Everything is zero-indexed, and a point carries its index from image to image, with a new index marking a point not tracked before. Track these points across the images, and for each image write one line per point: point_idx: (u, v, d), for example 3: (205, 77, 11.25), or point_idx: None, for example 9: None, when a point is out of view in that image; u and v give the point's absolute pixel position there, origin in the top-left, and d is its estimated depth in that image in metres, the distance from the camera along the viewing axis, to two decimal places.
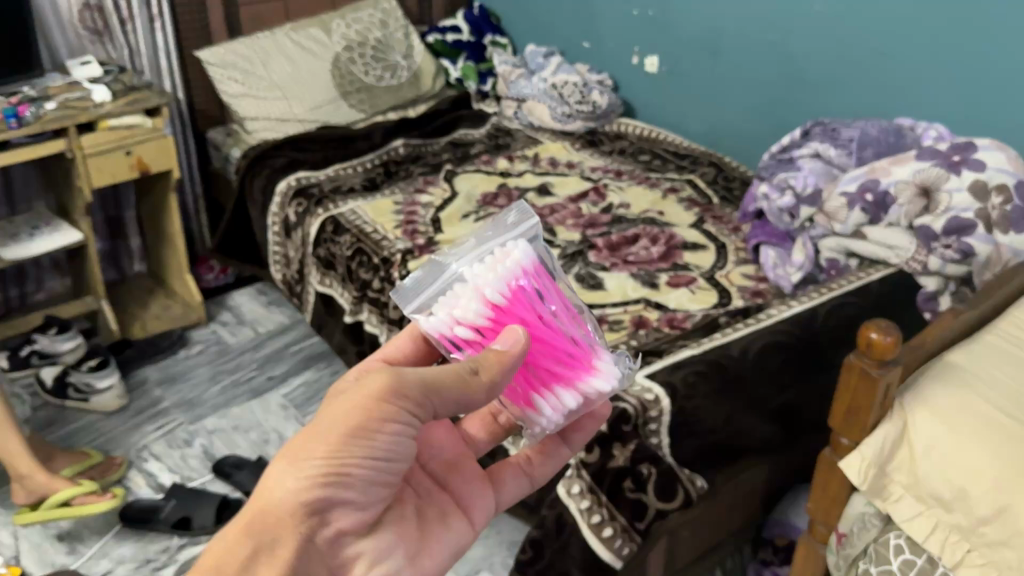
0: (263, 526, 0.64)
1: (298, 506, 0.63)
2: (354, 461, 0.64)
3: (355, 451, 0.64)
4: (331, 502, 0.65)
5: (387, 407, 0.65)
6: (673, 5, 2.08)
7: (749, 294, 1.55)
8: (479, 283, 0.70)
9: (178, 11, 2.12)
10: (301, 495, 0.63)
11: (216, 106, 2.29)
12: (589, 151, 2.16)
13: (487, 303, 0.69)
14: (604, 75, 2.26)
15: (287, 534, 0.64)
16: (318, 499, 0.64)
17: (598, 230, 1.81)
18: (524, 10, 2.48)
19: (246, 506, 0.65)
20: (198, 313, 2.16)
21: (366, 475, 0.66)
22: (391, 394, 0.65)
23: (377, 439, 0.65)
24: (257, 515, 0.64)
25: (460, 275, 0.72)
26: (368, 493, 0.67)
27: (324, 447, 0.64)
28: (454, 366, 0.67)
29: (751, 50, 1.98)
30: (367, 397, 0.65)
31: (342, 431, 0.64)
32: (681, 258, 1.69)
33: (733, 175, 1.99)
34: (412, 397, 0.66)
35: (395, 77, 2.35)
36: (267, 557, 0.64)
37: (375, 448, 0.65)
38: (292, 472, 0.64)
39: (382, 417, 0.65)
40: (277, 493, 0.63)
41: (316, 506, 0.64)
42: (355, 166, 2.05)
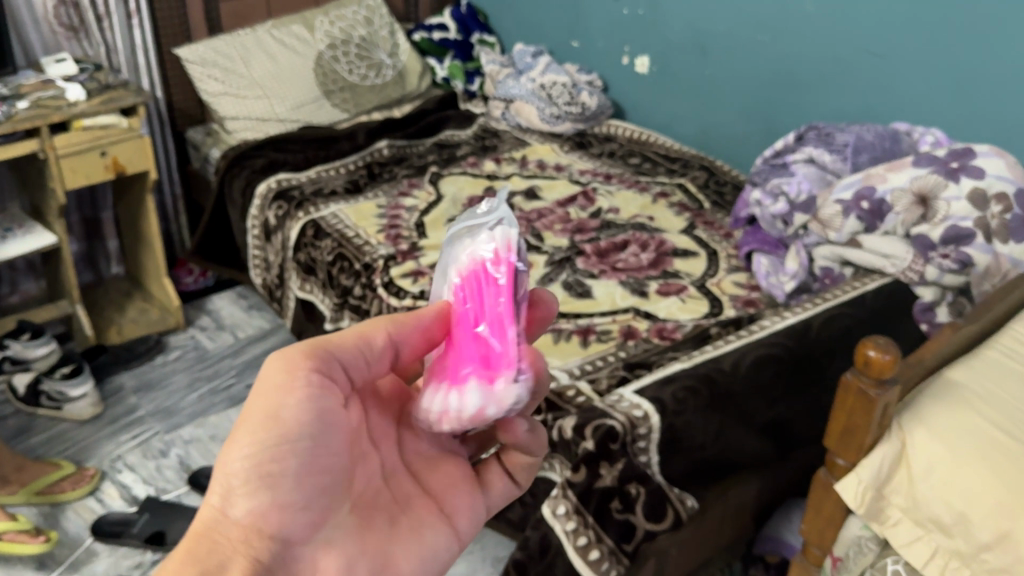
0: (205, 547, 0.62)
1: (235, 520, 0.63)
2: (273, 455, 0.64)
3: (268, 438, 0.64)
4: (264, 500, 0.64)
5: (292, 385, 0.66)
6: (664, 5, 2.03)
7: (741, 303, 1.51)
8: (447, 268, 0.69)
9: (156, 7, 2.06)
10: (234, 507, 0.63)
11: (196, 105, 2.24)
12: (578, 153, 2.12)
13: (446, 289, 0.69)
14: (593, 75, 2.22)
15: (231, 549, 0.62)
16: (247, 499, 0.63)
17: (586, 236, 1.76)
18: (512, 8, 2.43)
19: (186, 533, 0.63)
20: (176, 318, 2.11)
21: (294, 466, 0.65)
22: (296, 373, 0.66)
23: (290, 420, 0.65)
24: (196, 542, 0.62)
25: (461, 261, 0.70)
26: (303, 487, 0.65)
27: (241, 443, 0.64)
28: (363, 335, 0.70)
29: (743, 51, 1.93)
30: (270, 384, 0.66)
31: (258, 427, 0.64)
32: (671, 265, 1.65)
33: (725, 179, 1.94)
34: (314, 372, 0.67)
35: (381, 76, 2.30)
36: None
37: (295, 438, 0.65)
38: (219, 479, 0.64)
39: (291, 398, 0.65)
40: (212, 507, 0.64)
41: (255, 519, 0.63)
42: (338, 168, 2.00)
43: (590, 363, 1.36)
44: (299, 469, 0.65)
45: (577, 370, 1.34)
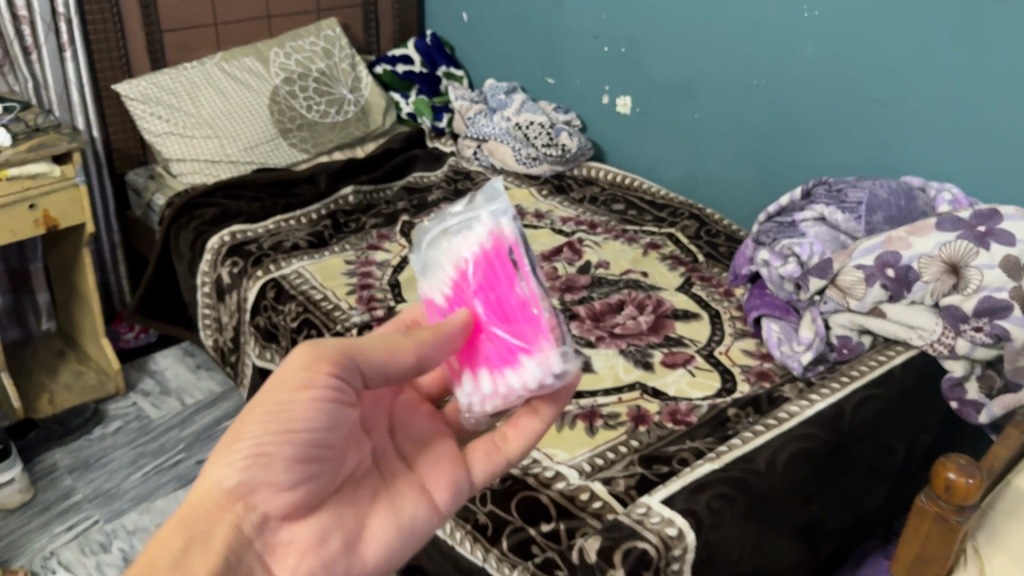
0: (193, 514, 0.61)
1: (223, 491, 0.61)
2: (274, 440, 0.60)
3: (268, 425, 0.60)
4: (254, 478, 0.61)
5: (305, 376, 0.61)
6: (648, 43, 1.91)
7: (755, 376, 1.39)
8: (456, 255, 0.67)
9: (91, 39, 1.86)
10: (225, 479, 0.61)
11: (137, 145, 2.04)
12: (558, 199, 1.98)
13: (457, 274, 0.67)
14: (571, 114, 2.09)
15: (213, 519, 0.60)
16: (237, 473, 0.61)
17: (576, 295, 1.62)
18: (480, 40, 2.29)
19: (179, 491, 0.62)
20: (116, 382, 1.90)
21: (288, 454, 0.61)
22: (313, 363, 0.62)
23: (296, 412, 0.61)
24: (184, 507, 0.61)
25: (440, 238, 0.69)
26: (292, 473, 0.61)
27: (243, 419, 0.61)
28: (387, 335, 0.66)
29: (734, 93, 1.81)
30: (284, 368, 0.61)
31: (265, 406, 0.61)
32: (673, 329, 1.52)
33: (717, 229, 1.83)
34: (332, 365, 0.62)
35: (342, 113, 2.13)
36: (198, 550, 0.60)
37: (300, 425, 0.61)
38: (217, 448, 0.61)
39: (298, 388, 0.61)
40: (202, 474, 0.61)
41: (240, 491, 0.61)
42: (298, 218, 1.82)
43: (600, 456, 1.20)
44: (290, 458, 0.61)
45: (587, 466, 1.19)
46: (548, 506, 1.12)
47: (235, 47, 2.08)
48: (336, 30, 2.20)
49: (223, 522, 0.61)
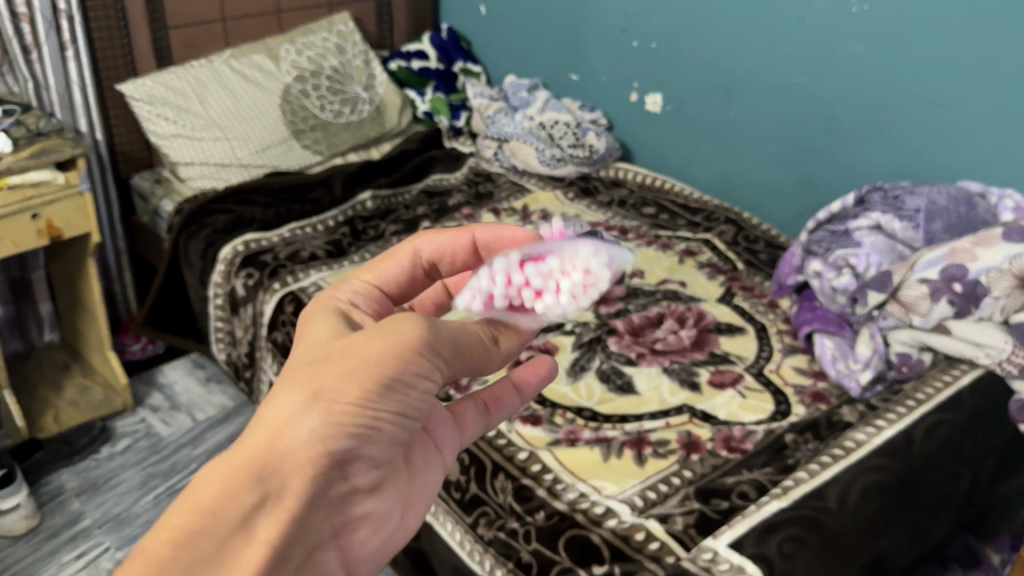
0: (272, 471, 0.56)
1: (320, 453, 0.58)
2: (385, 412, 0.60)
3: (382, 403, 0.60)
4: (349, 450, 0.59)
5: (426, 360, 0.62)
6: (680, 38, 1.82)
7: (810, 397, 1.31)
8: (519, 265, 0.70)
9: (93, 36, 1.76)
10: (322, 441, 0.58)
11: (143, 147, 1.94)
12: (585, 203, 1.89)
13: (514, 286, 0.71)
14: (597, 113, 2.00)
15: (292, 478, 0.57)
16: (338, 445, 0.58)
17: (612, 307, 1.53)
18: (498, 34, 2.19)
19: (249, 441, 0.57)
20: (124, 398, 1.81)
21: (385, 431, 0.61)
22: (429, 346, 0.62)
23: (412, 394, 0.62)
24: (271, 457, 0.56)
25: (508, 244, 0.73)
26: (384, 449, 0.63)
27: (358, 387, 0.59)
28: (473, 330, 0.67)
29: (773, 92, 1.72)
30: (407, 343, 0.61)
31: (368, 371, 0.59)
32: (717, 345, 1.43)
33: (754, 235, 1.74)
34: (441, 354, 0.63)
35: (355, 112, 2.04)
36: (271, 510, 0.57)
37: (406, 402, 0.62)
38: (317, 410, 0.58)
39: (416, 374, 0.61)
40: (295, 433, 0.57)
41: (337, 456, 0.59)
42: (315, 225, 1.73)
43: (653, 489, 1.11)
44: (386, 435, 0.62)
45: (638, 500, 1.10)
46: (601, 546, 1.02)
47: (243, 44, 1.98)
48: (348, 26, 2.11)
49: (302, 484, 0.58)
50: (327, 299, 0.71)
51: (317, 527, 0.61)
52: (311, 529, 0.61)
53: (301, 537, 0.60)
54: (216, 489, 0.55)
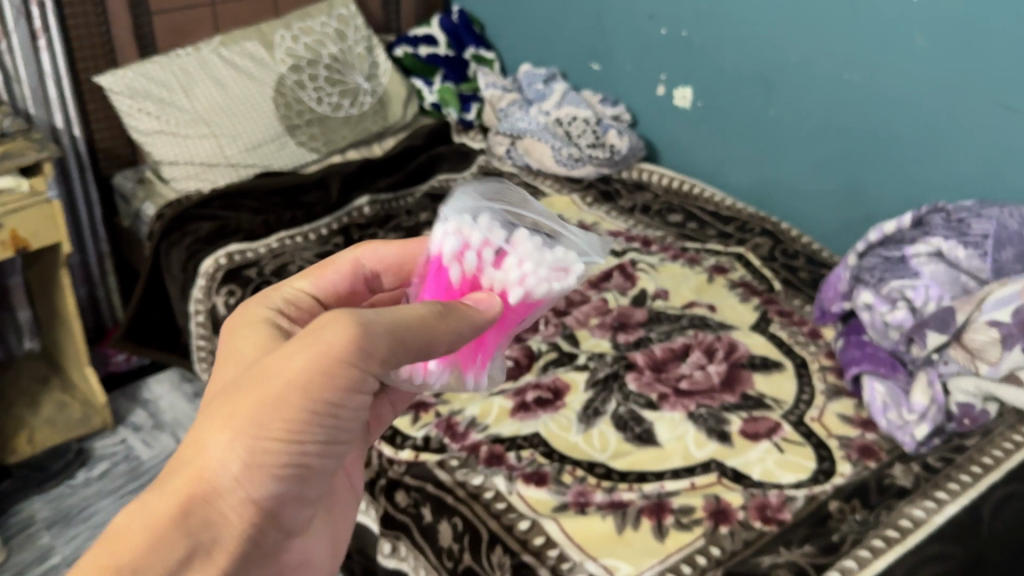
0: (197, 525, 0.54)
1: (244, 499, 0.55)
2: (311, 443, 0.56)
3: (303, 434, 0.55)
4: (274, 491, 0.56)
5: (357, 378, 0.55)
6: (715, 27, 1.63)
7: (857, 453, 1.14)
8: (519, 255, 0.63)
9: (67, 23, 1.60)
10: (246, 488, 0.54)
11: (125, 143, 1.79)
12: (605, 210, 1.72)
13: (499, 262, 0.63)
14: (620, 107, 1.82)
15: (222, 527, 0.55)
16: (261, 487, 0.55)
17: (632, 335, 1.36)
18: (514, 17, 2.01)
19: (170, 486, 0.54)
20: (104, 416, 1.68)
21: (315, 463, 0.57)
22: (358, 356, 0.55)
23: (341, 416, 0.56)
24: (196, 504, 0.54)
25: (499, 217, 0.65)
26: (316, 480, 0.59)
27: (281, 422, 0.54)
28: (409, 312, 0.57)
29: (818, 89, 1.53)
30: (331, 362, 0.54)
31: (292, 403, 0.54)
32: (751, 385, 1.27)
33: (793, 250, 1.57)
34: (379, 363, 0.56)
35: (357, 106, 1.87)
36: (200, 563, 0.55)
37: (335, 427, 0.57)
38: (235, 451, 0.53)
39: (341, 390, 0.55)
40: (220, 476, 0.54)
41: (264, 503, 0.56)
42: (306, 234, 1.58)
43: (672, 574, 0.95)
44: (315, 467, 0.57)
45: None
46: None
47: (235, 29, 1.82)
48: (351, 8, 1.93)
49: (234, 530, 0.56)
50: (254, 310, 0.65)
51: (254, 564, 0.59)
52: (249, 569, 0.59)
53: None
54: (143, 538, 0.52)
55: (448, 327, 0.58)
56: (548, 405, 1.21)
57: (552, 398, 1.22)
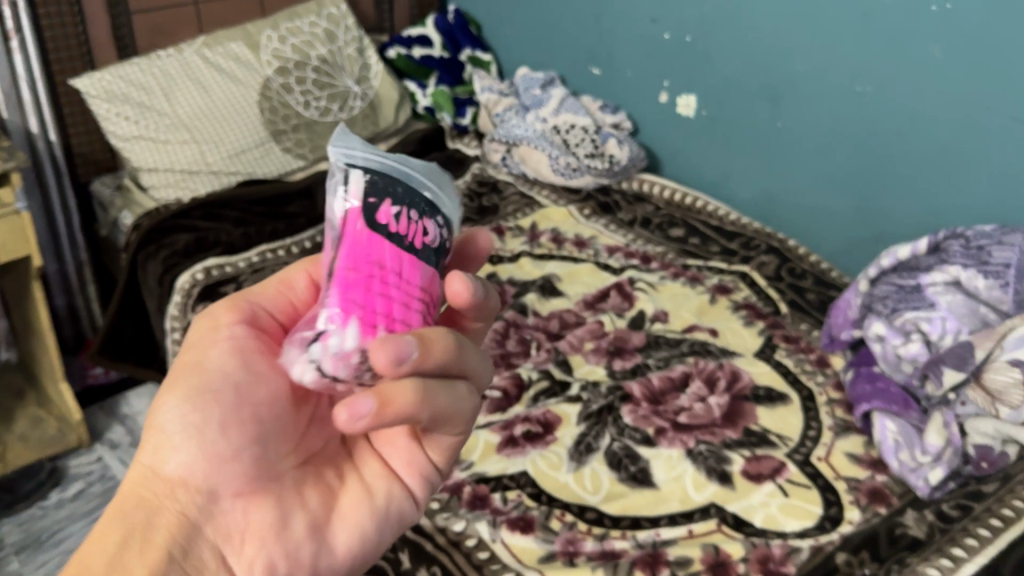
0: (134, 503, 0.61)
1: (168, 476, 0.62)
2: (194, 403, 0.62)
3: (190, 388, 0.62)
4: (184, 453, 0.62)
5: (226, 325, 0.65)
6: (721, 32, 1.55)
7: (867, 498, 1.07)
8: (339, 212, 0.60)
9: (41, 23, 1.53)
10: (163, 464, 0.62)
11: (104, 147, 1.72)
12: (603, 223, 1.64)
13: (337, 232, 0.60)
14: (621, 115, 1.74)
15: (160, 510, 0.61)
16: (170, 450, 0.62)
17: (629, 361, 1.29)
18: (512, 18, 1.93)
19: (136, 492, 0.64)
20: (79, 434, 1.61)
21: (214, 414, 0.61)
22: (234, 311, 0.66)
23: (210, 365, 0.63)
24: (132, 493, 0.62)
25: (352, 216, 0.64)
26: (228, 436, 0.61)
27: (169, 392, 0.63)
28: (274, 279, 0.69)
29: (827, 100, 1.45)
30: (210, 324, 0.65)
31: (177, 379, 0.63)
32: (754, 419, 1.20)
33: (801, 269, 1.49)
34: (251, 314, 0.66)
35: (346, 110, 1.80)
36: (139, 542, 0.59)
37: (208, 379, 0.62)
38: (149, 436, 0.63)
39: (213, 337, 0.64)
40: (143, 460, 0.63)
41: (183, 474, 0.61)
42: (289, 247, 1.50)
43: None
44: (220, 420, 0.61)
45: None
46: None
47: (220, 29, 1.74)
48: (342, 7, 1.85)
49: (174, 507, 0.61)
50: None
51: (217, 553, 0.61)
52: (205, 555, 0.61)
53: (188, 563, 0.60)
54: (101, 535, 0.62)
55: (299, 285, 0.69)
56: (536, 439, 1.14)
57: (541, 432, 1.15)
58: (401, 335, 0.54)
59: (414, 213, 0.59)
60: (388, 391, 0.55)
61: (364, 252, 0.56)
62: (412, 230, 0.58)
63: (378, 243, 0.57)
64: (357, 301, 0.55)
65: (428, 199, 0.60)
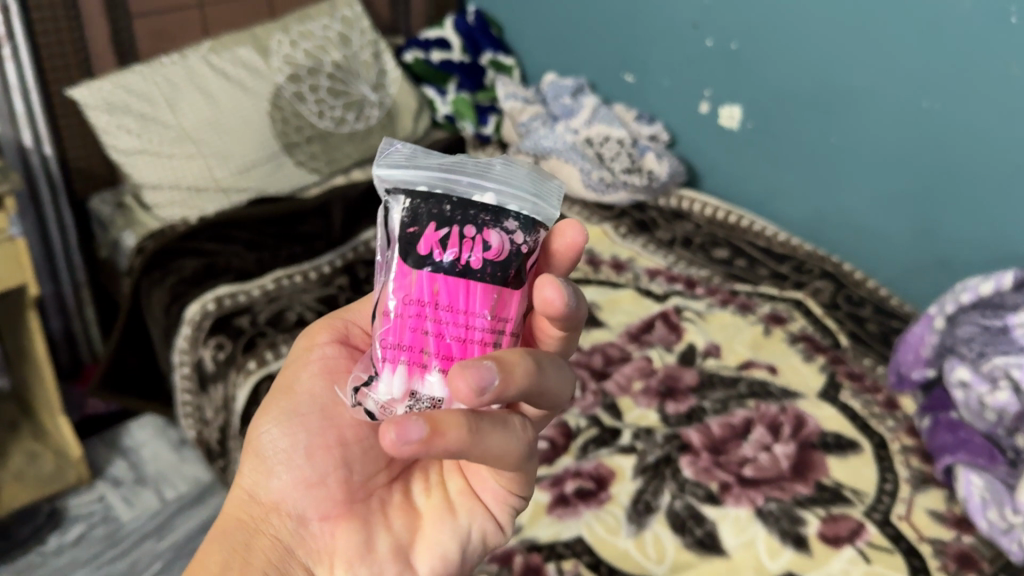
0: (234, 527, 0.62)
1: (261, 499, 0.62)
2: (282, 423, 0.63)
3: (280, 412, 0.64)
4: (274, 477, 0.62)
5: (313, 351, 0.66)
6: (770, 40, 1.44)
7: (958, 565, 0.98)
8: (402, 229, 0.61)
9: (35, 29, 1.40)
10: (257, 488, 0.63)
11: (102, 160, 1.59)
12: (641, 243, 1.53)
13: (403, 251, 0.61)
14: (657, 126, 1.63)
15: (255, 535, 0.61)
16: (263, 473, 0.63)
17: (683, 403, 1.18)
18: (536, 19, 1.81)
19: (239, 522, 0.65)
20: (79, 470, 1.50)
21: (301, 439, 0.62)
22: (317, 336, 0.67)
23: (299, 387, 0.64)
24: (231, 520, 0.63)
25: None
26: (314, 457, 0.62)
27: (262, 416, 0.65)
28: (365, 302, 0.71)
29: (887, 115, 1.34)
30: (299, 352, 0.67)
31: (272, 402, 0.65)
32: (824, 471, 1.09)
33: (858, 296, 1.40)
34: (339, 340, 0.67)
35: (362, 121, 1.68)
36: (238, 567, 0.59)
37: (297, 401, 0.64)
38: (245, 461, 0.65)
39: (301, 362, 0.66)
40: (243, 486, 0.64)
41: (273, 495, 0.62)
42: (306, 272, 1.39)
43: None
44: (307, 444, 0.62)
45: None
46: None
47: (227, 33, 1.62)
48: (356, 9, 1.73)
49: (269, 530, 0.61)
50: None
51: (306, 572, 0.60)
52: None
53: None
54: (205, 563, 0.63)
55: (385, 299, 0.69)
56: (590, 498, 1.03)
57: (595, 489, 1.04)
58: (480, 361, 0.51)
59: (471, 226, 0.57)
60: (445, 422, 0.51)
61: (413, 290, 0.57)
62: (458, 244, 0.57)
63: (422, 278, 0.57)
64: (402, 343, 0.57)
65: (483, 203, 0.58)
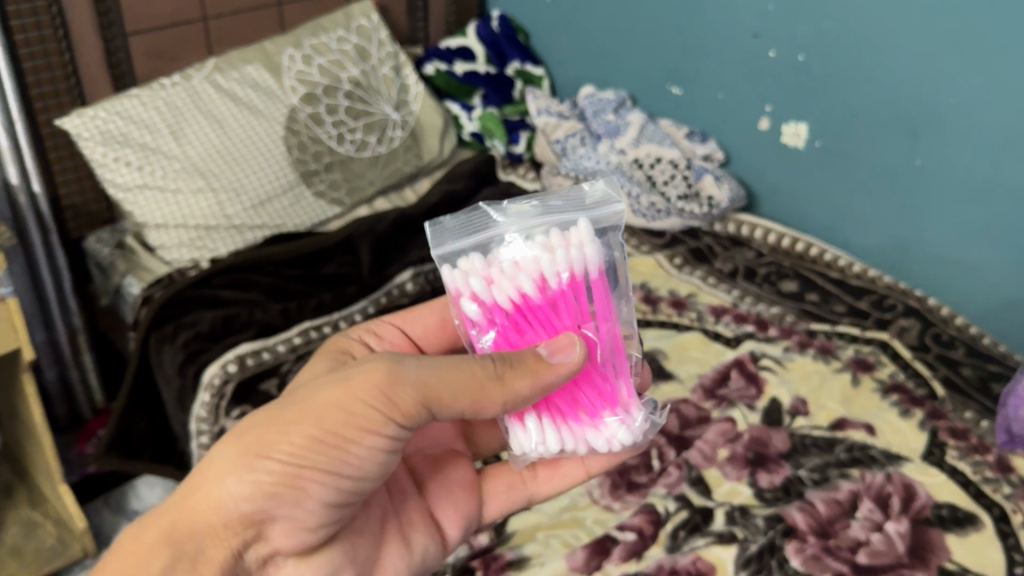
0: (194, 528, 0.62)
1: (239, 513, 0.62)
2: (313, 476, 0.62)
3: (323, 466, 0.62)
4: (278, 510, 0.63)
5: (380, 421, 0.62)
6: (844, 52, 1.30)
7: None
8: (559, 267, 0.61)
9: (20, 54, 1.23)
10: (242, 503, 0.62)
11: (98, 193, 1.43)
12: (700, 276, 1.39)
13: (537, 279, 0.62)
14: (712, 145, 1.48)
15: (210, 543, 0.63)
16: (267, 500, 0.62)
17: (778, 473, 1.05)
18: (569, 26, 1.66)
19: (177, 502, 0.64)
20: (84, 543, 1.34)
21: (323, 496, 0.63)
22: (382, 395, 0.61)
23: (350, 453, 0.62)
24: (193, 515, 0.62)
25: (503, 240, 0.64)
26: (324, 513, 0.64)
27: (290, 446, 0.61)
28: (467, 364, 0.62)
29: (981, 137, 1.21)
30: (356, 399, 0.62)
31: (304, 441, 0.61)
32: (948, 553, 0.96)
33: (948, 335, 1.27)
34: (408, 410, 0.62)
35: (385, 141, 1.53)
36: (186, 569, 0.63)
37: (342, 462, 0.62)
38: (229, 472, 0.62)
39: (359, 429, 0.62)
40: (222, 492, 0.62)
41: (253, 515, 0.63)
42: (336, 322, 1.24)
43: None
44: (321, 501, 0.63)
45: None
46: None
47: (233, 50, 1.47)
48: (373, 18, 1.58)
49: (220, 546, 0.64)
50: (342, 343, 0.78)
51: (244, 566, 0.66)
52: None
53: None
54: (145, 549, 0.62)
55: (506, 386, 0.62)
56: None
57: None
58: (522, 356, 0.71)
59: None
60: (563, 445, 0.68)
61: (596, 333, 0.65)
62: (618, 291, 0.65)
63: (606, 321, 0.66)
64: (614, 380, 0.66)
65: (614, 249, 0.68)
